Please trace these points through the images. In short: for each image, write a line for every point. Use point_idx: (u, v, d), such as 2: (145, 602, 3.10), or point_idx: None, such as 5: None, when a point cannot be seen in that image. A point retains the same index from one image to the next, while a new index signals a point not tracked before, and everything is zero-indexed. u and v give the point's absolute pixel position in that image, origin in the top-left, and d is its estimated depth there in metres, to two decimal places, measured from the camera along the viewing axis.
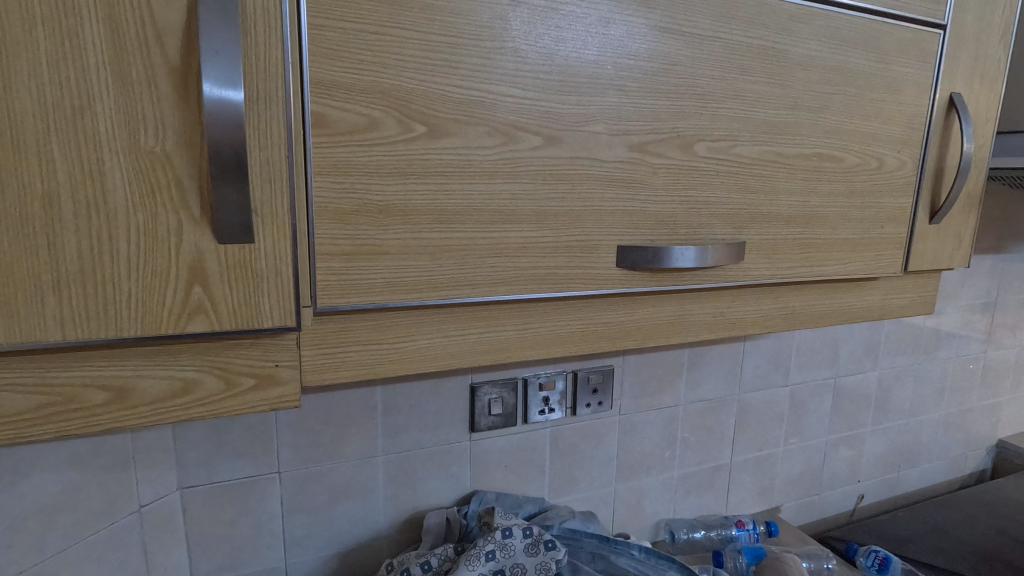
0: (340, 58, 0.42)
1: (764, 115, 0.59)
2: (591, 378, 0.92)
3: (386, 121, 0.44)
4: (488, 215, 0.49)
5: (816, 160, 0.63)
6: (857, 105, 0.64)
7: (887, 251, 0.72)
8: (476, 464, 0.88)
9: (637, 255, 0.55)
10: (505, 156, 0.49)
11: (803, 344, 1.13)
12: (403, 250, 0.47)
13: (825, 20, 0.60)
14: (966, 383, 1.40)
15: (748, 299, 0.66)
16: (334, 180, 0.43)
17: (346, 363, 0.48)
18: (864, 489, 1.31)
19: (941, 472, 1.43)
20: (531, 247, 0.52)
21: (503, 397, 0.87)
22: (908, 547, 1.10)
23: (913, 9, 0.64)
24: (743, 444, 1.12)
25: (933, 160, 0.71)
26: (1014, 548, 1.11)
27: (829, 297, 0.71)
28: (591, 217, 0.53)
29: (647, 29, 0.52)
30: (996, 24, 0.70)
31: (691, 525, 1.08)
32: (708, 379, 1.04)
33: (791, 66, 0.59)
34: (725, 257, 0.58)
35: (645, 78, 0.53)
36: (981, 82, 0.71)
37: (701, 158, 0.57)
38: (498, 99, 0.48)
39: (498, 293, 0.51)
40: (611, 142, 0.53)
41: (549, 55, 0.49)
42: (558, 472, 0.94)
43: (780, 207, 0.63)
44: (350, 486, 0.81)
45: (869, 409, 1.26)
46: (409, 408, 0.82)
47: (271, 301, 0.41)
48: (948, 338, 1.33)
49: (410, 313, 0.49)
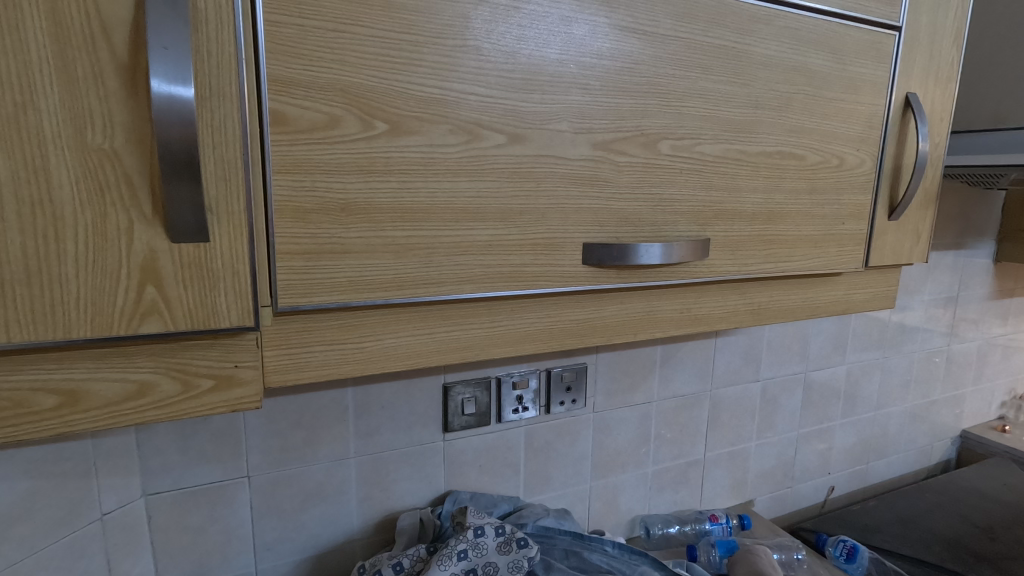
0: (298, 55, 0.41)
1: (726, 113, 0.60)
2: (564, 376, 0.93)
3: (347, 119, 0.44)
4: (452, 213, 0.49)
5: (778, 158, 0.65)
6: (817, 104, 0.66)
7: (849, 247, 0.73)
8: (450, 464, 0.88)
9: (603, 253, 0.56)
10: (469, 154, 0.49)
11: (773, 340, 1.15)
12: (366, 248, 0.46)
13: (784, 21, 0.61)
14: (931, 376, 1.44)
15: (715, 295, 0.67)
16: (293, 178, 0.43)
17: (310, 363, 0.48)
18: (834, 481, 1.33)
19: (908, 462, 1.46)
20: (497, 245, 0.52)
21: (477, 396, 0.87)
22: (876, 537, 1.13)
23: (869, 11, 0.66)
24: (716, 440, 1.13)
25: (891, 158, 0.73)
26: (977, 535, 1.14)
27: (793, 292, 0.73)
28: (557, 215, 0.54)
29: (610, 28, 0.53)
30: (949, 25, 0.73)
31: (666, 521, 1.09)
32: (680, 375, 1.06)
33: (752, 67, 0.61)
34: (690, 253, 0.59)
35: (608, 77, 0.53)
36: (935, 83, 0.73)
37: (666, 156, 0.58)
38: (460, 97, 0.48)
39: (465, 291, 0.51)
40: (575, 140, 0.53)
41: (511, 54, 0.49)
42: (533, 471, 0.95)
43: (743, 204, 0.64)
44: (322, 489, 0.80)
45: (838, 402, 1.29)
46: (382, 409, 0.81)
47: (228, 302, 0.40)
48: (913, 332, 1.37)
49: (375, 312, 0.49)
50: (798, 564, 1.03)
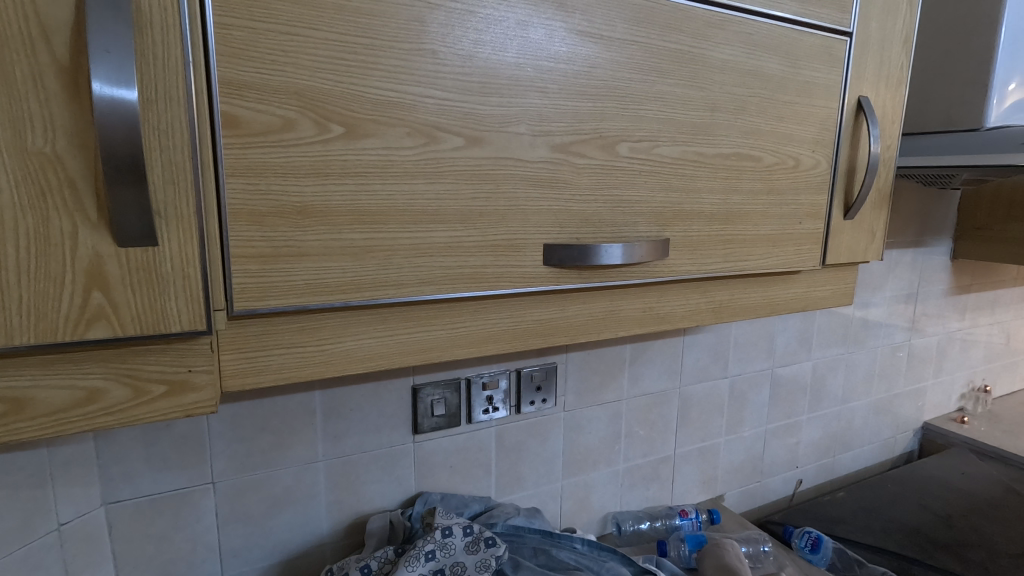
0: (249, 58, 0.41)
1: (683, 116, 0.62)
2: (534, 375, 0.94)
3: (301, 122, 0.44)
4: (411, 215, 0.49)
5: (735, 160, 0.66)
6: (772, 107, 0.68)
7: (806, 246, 0.75)
8: (421, 465, 0.88)
9: (563, 253, 0.57)
10: (426, 157, 0.49)
11: (740, 337, 1.17)
12: (324, 251, 0.46)
13: (739, 26, 0.63)
14: (894, 370, 1.48)
15: (676, 294, 0.68)
16: (246, 181, 0.43)
17: (269, 367, 0.47)
18: (802, 474, 1.37)
19: (873, 454, 1.51)
20: (456, 246, 0.52)
21: (447, 397, 0.87)
22: (841, 527, 1.16)
23: (821, 17, 0.68)
24: (686, 436, 1.15)
25: (845, 159, 0.75)
26: (936, 523, 1.18)
27: (753, 290, 0.75)
28: (516, 216, 0.54)
29: (566, 32, 0.54)
30: (898, 31, 0.75)
31: (637, 517, 1.10)
32: (650, 373, 1.07)
33: (708, 70, 0.62)
34: (649, 253, 0.60)
35: (565, 81, 0.54)
36: (886, 86, 0.76)
37: (624, 158, 0.59)
38: (417, 100, 0.48)
39: (425, 293, 0.52)
40: (534, 142, 0.54)
41: (468, 57, 0.49)
42: (504, 471, 0.95)
43: (702, 205, 0.65)
44: (290, 494, 0.80)
45: (805, 397, 1.32)
46: (350, 412, 0.81)
47: (178, 306, 0.40)
48: (876, 328, 1.41)
49: (335, 314, 0.49)
50: (765, 556, 1.05)
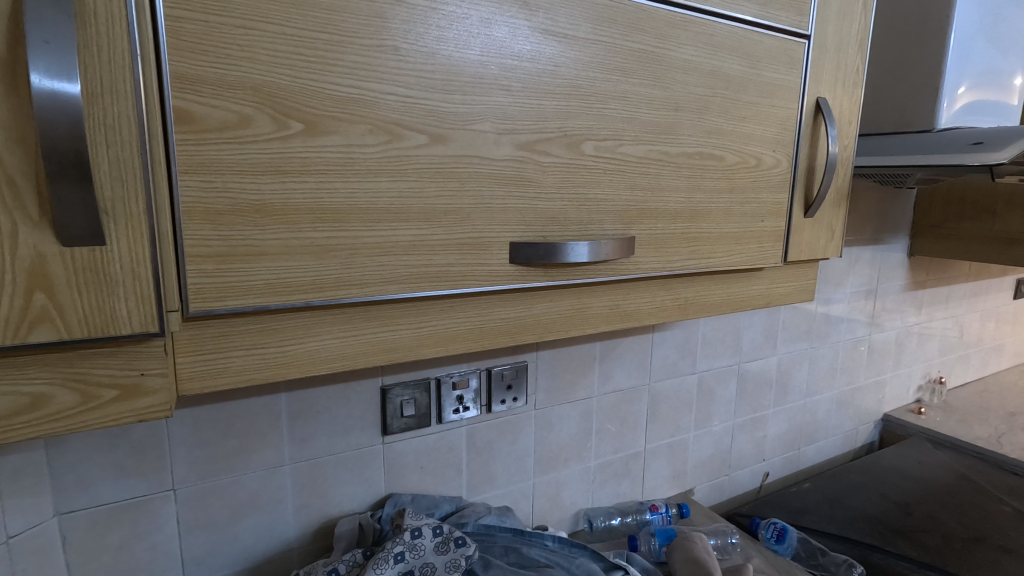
0: (204, 52, 0.40)
1: (647, 115, 0.62)
2: (504, 374, 0.94)
3: (258, 119, 0.43)
4: (375, 213, 0.49)
5: (698, 159, 0.67)
6: (733, 107, 0.69)
7: (768, 243, 0.77)
8: (390, 466, 0.87)
9: (529, 252, 0.57)
10: (389, 154, 0.49)
11: (708, 334, 1.20)
12: (284, 250, 0.46)
13: (701, 27, 0.64)
14: (855, 364, 1.53)
15: (643, 291, 0.69)
16: (201, 179, 0.41)
17: (228, 369, 0.46)
18: (769, 466, 1.40)
19: (836, 446, 1.55)
20: (421, 245, 0.52)
21: (416, 397, 0.86)
22: (806, 518, 1.19)
23: (780, 20, 0.70)
24: (656, 431, 1.17)
25: (805, 159, 0.77)
26: (895, 510, 1.22)
27: (718, 287, 0.76)
28: (482, 215, 0.54)
29: (530, 31, 0.54)
30: (854, 34, 0.78)
31: (609, 513, 1.11)
32: (620, 370, 1.08)
33: (672, 70, 0.63)
34: (615, 251, 0.61)
35: (529, 79, 0.54)
36: (842, 88, 0.78)
37: (589, 157, 0.59)
38: (380, 97, 0.47)
39: (390, 292, 0.51)
40: (498, 140, 0.54)
41: (430, 54, 0.49)
42: (476, 470, 0.95)
43: (666, 203, 0.66)
44: (256, 499, 0.78)
45: (771, 391, 1.35)
46: (318, 415, 0.80)
47: (129, 307, 0.39)
48: (838, 323, 1.45)
49: (297, 315, 0.48)
50: (732, 547, 1.08)
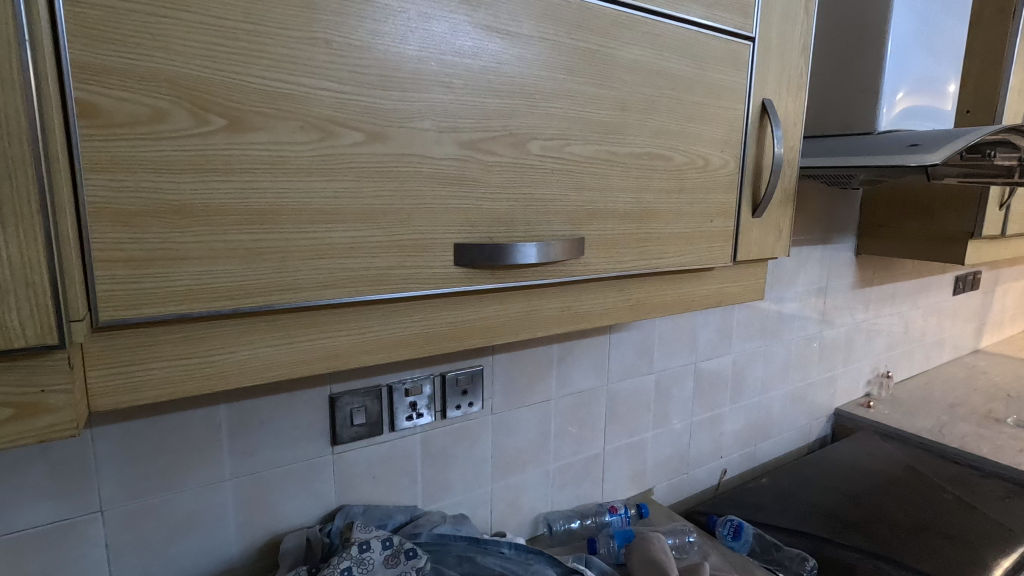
0: (110, 41, 0.37)
1: (594, 115, 0.62)
2: (459, 379, 0.92)
3: (175, 113, 0.40)
4: (309, 214, 0.47)
5: (647, 159, 0.67)
6: (681, 107, 0.69)
7: (717, 243, 0.78)
8: (341, 477, 0.84)
9: (475, 253, 0.55)
10: (323, 152, 0.46)
11: (665, 333, 1.20)
12: (207, 254, 0.43)
13: (646, 26, 0.64)
14: (808, 360, 1.57)
15: (594, 292, 0.68)
16: (111, 177, 0.39)
17: (147, 382, 0.43)
18: (726, 463, 1.42)
19: (791, 441, 1.59)
20: (360, 247, 0.50)
21: (367, 405, 0.84)
22: (762, 513, 1.22)
23: (725, 21, 0.71)
24: (615, 432, 1.17)
25: (752, 160, 0.78)
26: (846, 502, 1.26)
27: (669, 287, 0.76)
28: (423, 215, 0.53)
29: (472, 27, 0.52)
30: (797, 37, 0.79)
31: (568, 516, 1.11)
32: (577, 372, 1.08)
33: (618, 69, 0.63)
34: (563, 252, 0.60)
35: (472, 77, 0.53)
36: (787, 90, 0.80)
37: (535, 156, 0.58)
38: (311, 91, 0.45)
39: (327, 297, 0.49)
40: (440, 139, 0.52)
41: (365, 49, 0.47)
42: (431, 478, 0.93)
43: (615, 204, 0.66)
44: (194, 517, 0.74)
45: (727, 389, 1.37)
46: (261, 426, 0.76)
47: (22, 317, 0.36)
48: (792, 321, 1.48)
49: (224, 322, 0.45)
50: (690, 546, 1.09)
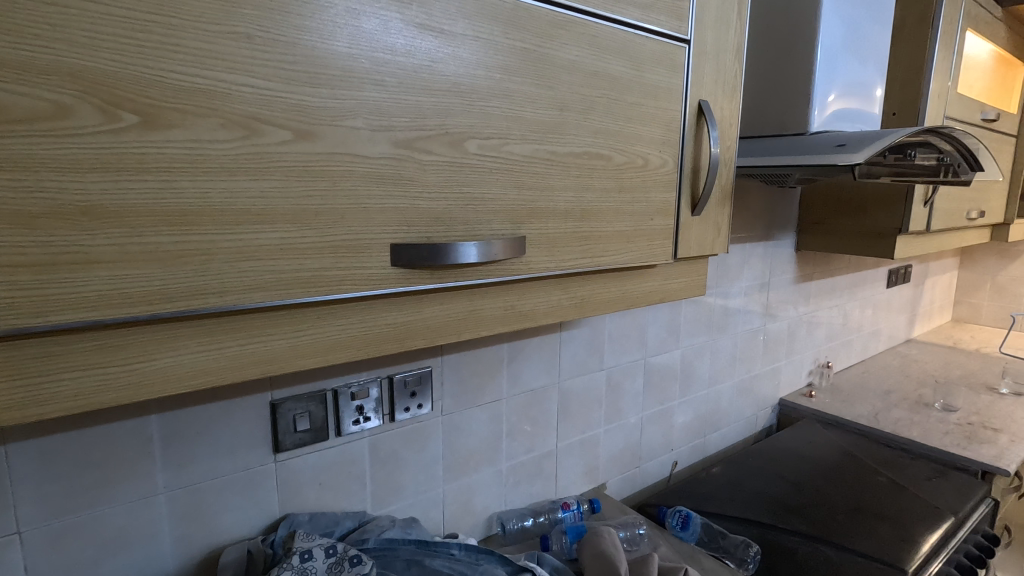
0: (4, 31, 0.35)
1: (531, 114, 0.62)
2: (407, 381, 0.91)
3: (81, 109, 0.38)
4: (234, 215, 0.45)
5: (586, 158, 0.68)
6: (619, 108, 0.70)
7: (659, 241, 0.79)
8: (285, 485, 0.82)
9: (412, 253, 0.55)
10: (247, 151, 0.45)
11: (615, 330, 1.22)
12: (121, 257, 0.41)
13: (582, 28, 0.65)
14: (753, 353, 1.63)
15: (537, 291, 0.69)
16: (9, 177, 0.36)
17: (57, 394, 0.41)
18: (677, 456, 1.45)
19: (739, 432, 1.64)
20: (290, 248, 0.48)
21: (311, 411, 0.82)
22: (710, 503, 1.25)
23: (660, 24, 0.72)
24: (567, 429, 1.18)
25: (690, 159, 0.80)
26: (789, 489, 1.31)
27: (613, 284, 0.77)
28: (358, 215, 0.52)
29: (404, 25, 0.52)
30: (730, 40, 0.82)
31: (521, 514, 1.11)
32: (528, 371, 1.08)
33: (554, 70, 0.63)
34: (504, 251, 0.60)
35: (405, 75, 0.52)
36: (722, 91, 0.83)
37: (473, 155, 0.58)
38: (232, 88, 0.44)
39: (255, 300, 0.47)
40: (373, 138, 0.51)
41: (291, 45, 0.46)
42: (380, 482, 0.91)
43: (556, 203, 0.66)
44: (124, 535, 0.70)
45: (676, 383, 1.40)
46: (196, 436, 0.73)
47: None
48: (737, 315, 1.53)
49: (142, 329, 0.43)
50: (640, 538, 1.11)
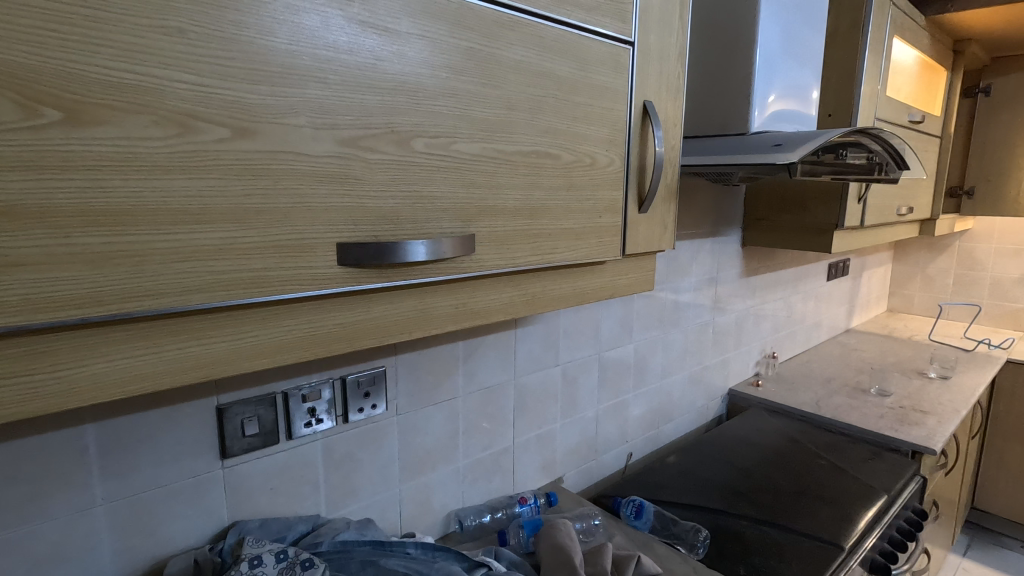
0: None
1: (479, 113, 0.62)
2: (360, 381, 0.90)
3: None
4: (169, 215, 0.44)
5: (534, 157, 0.69)
6: (566, 108, 0.72)
7: (607, 238, 0.81)
8: (234, 492, 0.80)
9: (359, 252, 0.54)
10: (183, 149, 0.44)
11: (569, 325, 1.24)
12: (46, 259, 0.39)
13: (528, 28, 0.65)
14: (704, 345, 1.68)
15: (488, 288, 0.70)
16: None
17: None
18: (632, 447, 1.49)
19: (691, 422, 1.70)
20: (231, 248, 0.47)
21: (260, 414, 0.80)
22: (663, 492, 1.29)
23: (605, 26, 0.74)
24: (524, 425, 1.19)
25: (636, 158, 0.83)
26: (737, 475, 1.36)
27: (563, 280, 0.79)
28: (302, 214, 0.51)
29: (347, 22, 0.51)
30: (673, 43, 0.85)
31: (479, 511, 1.12)
32: (484, 368, 1.09)
33: (502, 69, 0.64)
34: (453, 249, 0.61)
35: (348, 72, 0.52)
36: (665, 92, 0.85)
37: (419, 154, 0.58)
38: (165, 84, 0.42)
39: (195, 302, 0.46)
40: (316, 136, 0.51)
41: (228, 41, 0.45)
42: (335, 484, 0.90)
43: (505, 201, 0.67)
44: (60, 550, 0.67)
45: (630, 376, 1.44)
46: (137, 444, 0.71)
47: None
48: (687, 309, 1.58)
49: (72, 334, 0.41)
50: (596, 528, 1.14)
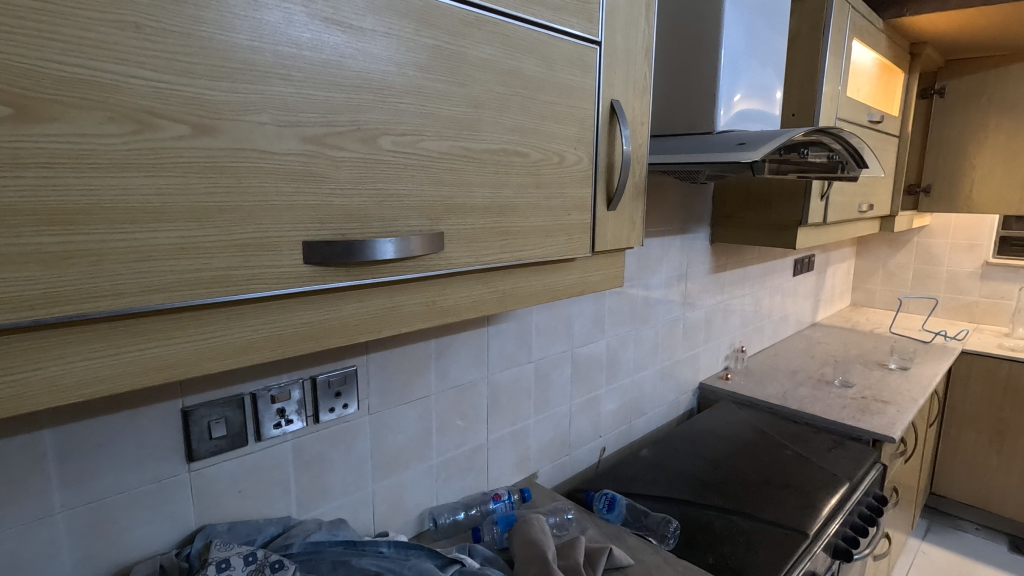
0: None
1: (446, 111, 0.63)
2: (331, 381, 0.89)
3: None
4: (127, 213, 0.43)
5: (503, 155, 0.69)
6: (534, 106, 0.72)
7: (577, 235, 0.82)
8: (201, 495, 0.78)
9: (326, 250, 0.54)
10: (141, 146, 0.43)
11: (542, 322, 1.25)
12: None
13: (495, 27, 0.66)
14: (674, 340, 1.71)
15: (458, 286, 0.70)
16: None
17: None
18: (605, 442, 1.51)
19: (662, 415, 1.73)
20: (192, 247, 0.46)
21: (227, 416, 0.79)
22: (635, 485, 1.31)
23: (571, 25, 0.75)
24: (497, 422, 1.20)
25: (604, 156, 0.84)
26: (707, 467, 1.39)
27: (534, 278, 0.80)
28: (265, 213, 0.50)
29: (310, 18, 0.51)
30: (639, 43, 0.86)
31: (453, 509, 1.12)
32: (456, 366, 1.09)
33: (469, 68, 0.64)
34: (421, 247, 0.61)
35: (312, 70, 0.51)
36: (632, 91, 0.87)
37: (386, 151, 0.58)
38: (121, 80, 0.41)
39: (155, 302, 0.45)
40: (280, 133, 0.50)
41: (186, 36, 0.44)
42: (306, 486, 0.89)
43: (474, 199, 0.67)
44: (16, 560, 0.65)
45: (602, 372, 1.46)
46: (98, 449, 0.69)
47: None
48: (657, 305, 1.61)
49: (25, 336, 0.40)
50: (569, 522, 1.15)
